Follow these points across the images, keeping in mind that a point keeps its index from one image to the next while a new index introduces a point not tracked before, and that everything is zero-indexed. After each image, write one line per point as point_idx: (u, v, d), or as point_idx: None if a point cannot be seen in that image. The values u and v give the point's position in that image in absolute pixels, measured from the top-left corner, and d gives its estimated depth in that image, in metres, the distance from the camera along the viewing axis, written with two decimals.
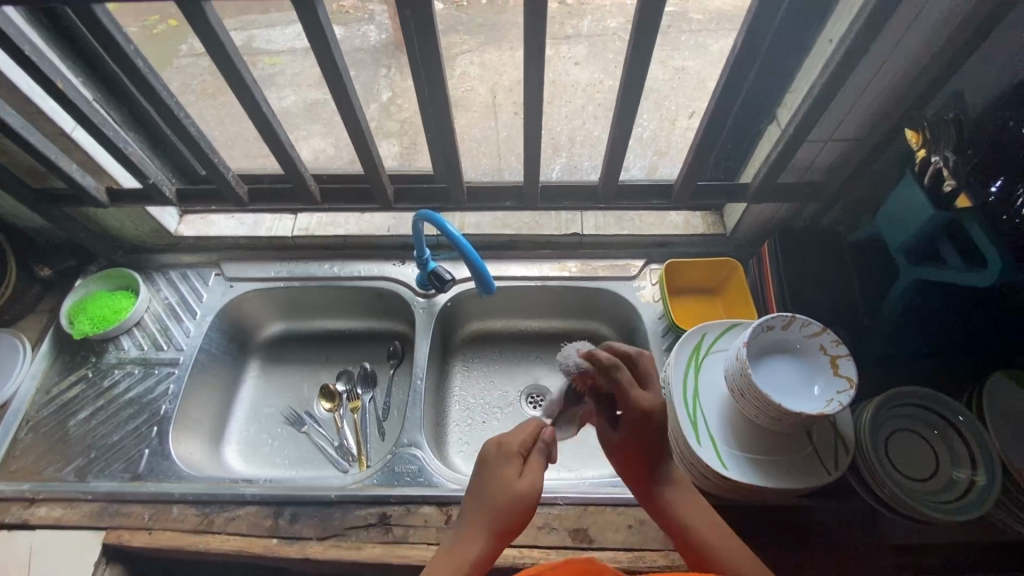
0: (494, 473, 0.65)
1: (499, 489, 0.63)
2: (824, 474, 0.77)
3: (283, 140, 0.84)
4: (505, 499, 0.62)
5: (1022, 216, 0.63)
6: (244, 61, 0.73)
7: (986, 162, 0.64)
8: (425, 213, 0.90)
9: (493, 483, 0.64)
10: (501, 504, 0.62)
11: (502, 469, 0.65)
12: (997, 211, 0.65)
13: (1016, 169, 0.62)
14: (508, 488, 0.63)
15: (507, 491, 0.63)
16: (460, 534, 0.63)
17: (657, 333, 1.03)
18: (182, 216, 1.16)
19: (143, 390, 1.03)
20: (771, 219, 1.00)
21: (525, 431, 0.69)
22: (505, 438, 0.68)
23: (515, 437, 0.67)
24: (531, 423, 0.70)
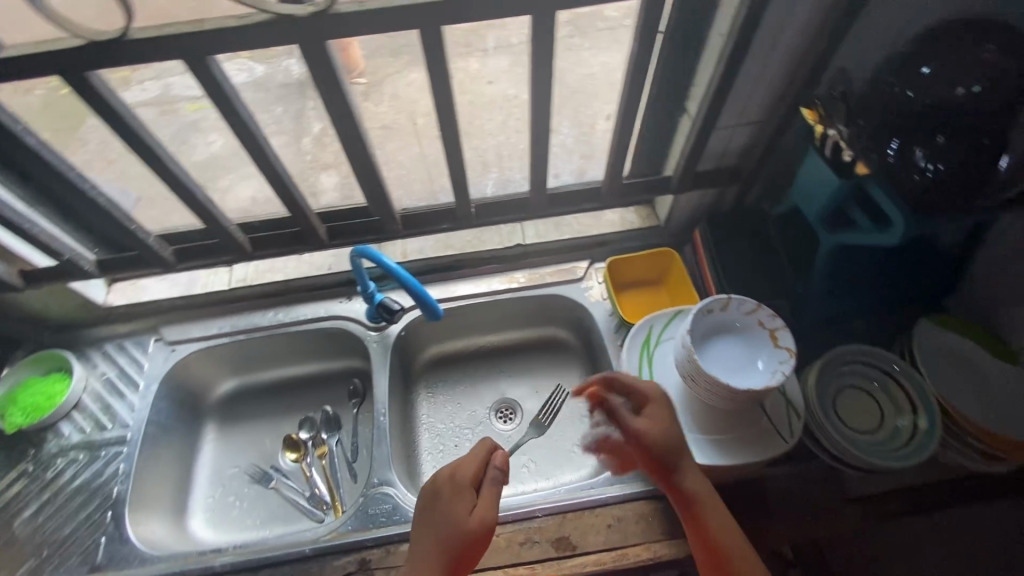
0: (446, 503, 0.69)
1: (451, 518, 0.67)
2: (781, 443, 0.80)
3: (200, 197, 0.81)
4: (456, 531, 0.66)
5: (921, 170, 0.66)
6: (142, 123, 0.71)
7: (879, 127, 0.69)
8: (360, 249, 0.89)
9: (447, 516, 0.68)
10: (453, 532, 0.66)
11: (453, 500, 0.69)
12: (896, 170, 0.69)
13: (906, 130, 0.67)
14: (460, 521, 0.67)
15: (459, 524, 0.67)
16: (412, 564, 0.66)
17: (610, 329, 1.05)
18: (110, 285, 1.11)
19: (91, 475, 0.98)
20: (700, 205, 1.04)
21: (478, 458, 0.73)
22: (459, 468, 0.72)
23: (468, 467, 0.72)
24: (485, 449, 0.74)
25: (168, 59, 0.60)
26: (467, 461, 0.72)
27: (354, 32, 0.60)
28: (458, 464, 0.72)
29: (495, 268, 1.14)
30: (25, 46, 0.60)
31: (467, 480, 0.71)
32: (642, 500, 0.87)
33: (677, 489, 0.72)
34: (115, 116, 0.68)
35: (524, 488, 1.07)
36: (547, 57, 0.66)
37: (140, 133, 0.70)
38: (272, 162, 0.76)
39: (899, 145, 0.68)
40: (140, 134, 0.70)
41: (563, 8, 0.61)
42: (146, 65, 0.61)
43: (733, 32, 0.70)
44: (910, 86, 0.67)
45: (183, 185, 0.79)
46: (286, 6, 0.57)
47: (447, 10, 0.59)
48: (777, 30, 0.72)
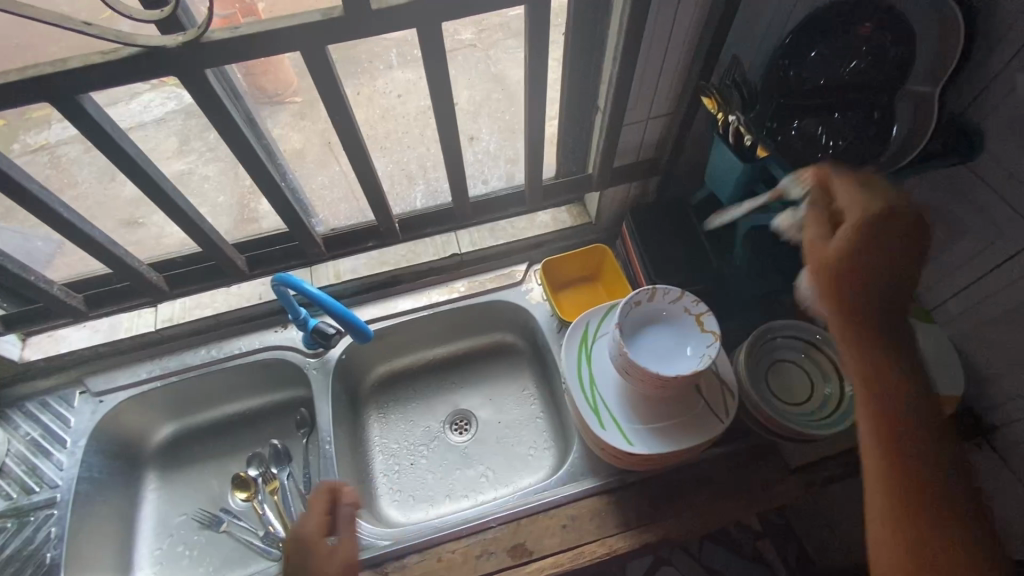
0: (312, 559, 0.70)
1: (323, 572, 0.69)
2: (719, 424, 0.81)
3: (101, 240, 0.78)
4: None
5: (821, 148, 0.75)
6: (23, 170, 0.67)
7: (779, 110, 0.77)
8: (282, 278, 0.88)
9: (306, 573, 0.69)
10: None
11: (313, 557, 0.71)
12: None
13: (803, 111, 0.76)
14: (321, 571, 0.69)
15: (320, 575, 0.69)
16: None
17: (552, 330, 1.06)
18: (26, 339, 1.04)
19: (20, 543, 0.91)
20: (627, 198, 1.05)
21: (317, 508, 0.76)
22: (301, 529, 0.73)
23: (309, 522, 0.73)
24: (321, 492, 0.78)
25: (36, 102, 0.57)
26: (305, 521, 0.74)
27: (232, 57, 0.58)
28: (301, 522, 0.74)
29: (433, 280, 1.12)
30: None
31: (315, 534, 0.73)
32: (595, 495, 0.88)
33: (857, 346, 0.54)
34: None
35: (484, 498, 1.06)
36: (442, 67, 0.66)
37: (21, 180, 0.66)
38: (173, 197, 0.73)
39: (800, 124, 0.77)
40: (21, 181, 0.66)
41: (447, 18, 0.61)
42: (10, 109, 0.57)
43: (625, 29, 0.71)
44: (801, 73, 0.74)
45: (80, 228, 0.75)
46: (155, 38, 0.55)
47: (328, 29, 0.58)
48: (668, 25, 0.73)
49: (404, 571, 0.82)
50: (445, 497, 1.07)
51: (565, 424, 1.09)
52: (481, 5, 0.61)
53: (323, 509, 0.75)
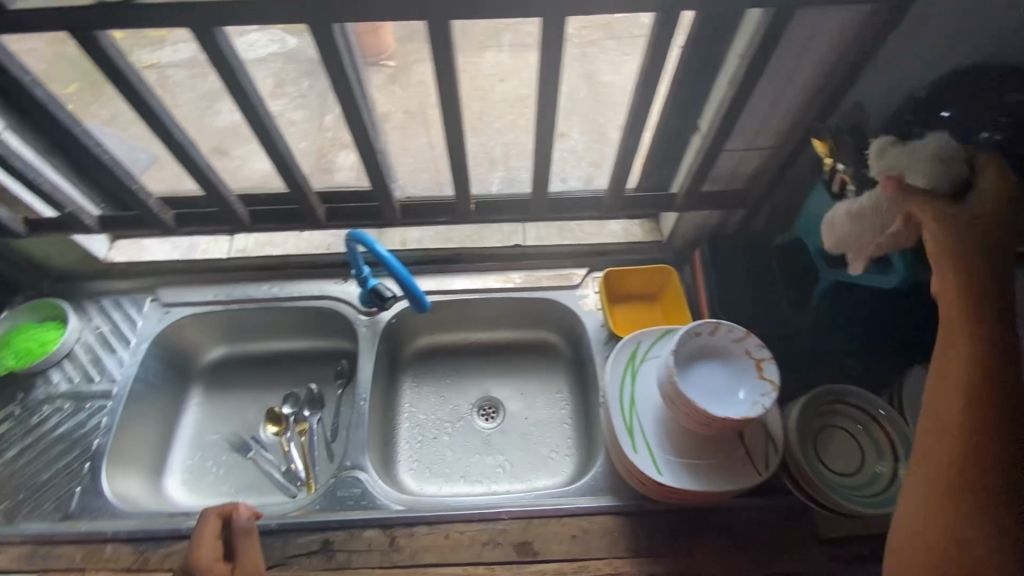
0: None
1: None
2: (755, 475, 0.79)
3: (202, 165, 0.82)
4: None
5: None
6: (151, 87, 0.71)
7: None
8: (356, 234, 0.91)
9: None
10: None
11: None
12: None
13: None
14: None
15: None
16: None
17: (600, 341, 1.04)
18: (113, 242, 1.12)
19: (73, 426, 0.97)
20: (705, 225, 1.02)
21: (209, 547, 0.76)
22: (197, 560, 0.74)
23: (205, 554, 0.75)
24: (207, 529, 0.77)
25: (177, 26, 0.60)
26: (202, 551, 0.75)
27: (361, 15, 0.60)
28: (197, 554, 0.75)
29: (492, 266, 1.13)
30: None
31: (213, 562, 0.74)
32: (611, 514, 0.87)
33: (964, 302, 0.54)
34: (122, 76, 0.68)
35: (497, 488, 1.07)
36: (556, 57, 0.66)
37: (145, 94, 0.71)
38: (274, 137, 0.76)
39: None
40: (146, 96, 0.71)
41: (575, 12, 0.60)
42: (156, 29, 0.61)
43: (751, 52, 0.68)
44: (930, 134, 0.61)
45: (186, 148, 0.79)
46: None
47: (457, 4, 0.58)
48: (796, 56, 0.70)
49: (411, 538, 0.84)
50: (460, 478, 1.08)
51: (591, 436, 1.08)
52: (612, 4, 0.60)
53: (213, 533, 0.77)
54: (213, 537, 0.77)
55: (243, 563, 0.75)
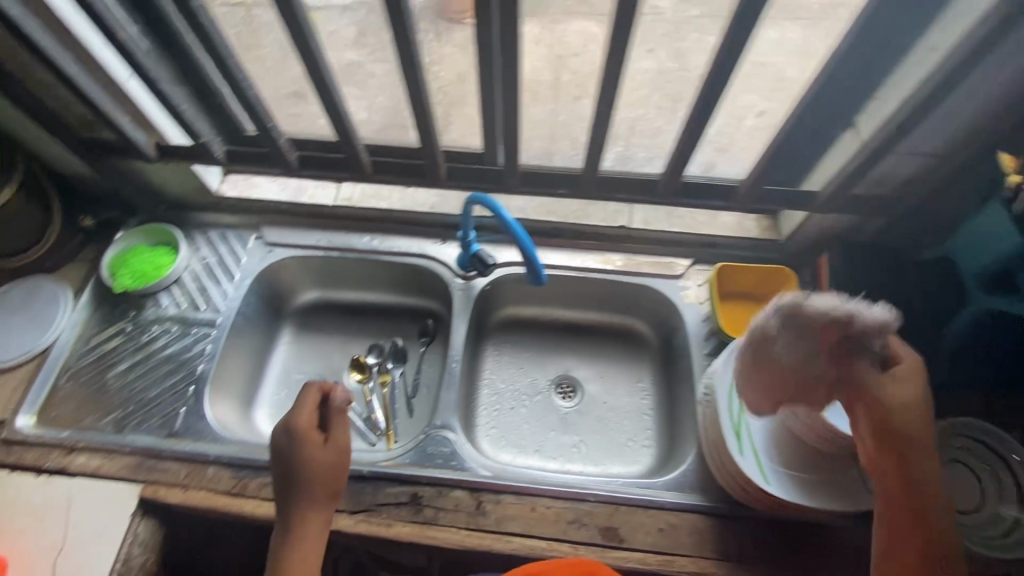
0: (308, 455, 0.75)
1: (323, 465, 0.75)
2: (867, 498, 0.77)
3: (342, 107, 0.81)
4: (317, 478, 0.74)
5: None
6: (312, 22, 0.70)
7: None
8: (476, 197, 0.88)
9: (306, 467, 0.74)
10: (327, 485, 0.75)
11: (309, 449, 0.75)
12: None
13: None
14: (315, 469, 0.74)
15: (316, 472, 0.74)
16: (296, 517, 0.74)
17: (699, 336, 1.01)
18: (224, 176, 1.14)
19: (180, 348, 1.01)
20: (831, 230, 0.96)
21: (307, 412, 0.77)
22: (296, 423, 0.76)
23: (304, 420, 0.76)
24: (307, 396, 0.79)
25: None
26: (301, 416, 0.77)
27: None
28: (294, 416, 0.76)
29: (593, 245, 1.09)
30: None
31: (310, 428, 0.76)
32: (700, 513, 0.85)
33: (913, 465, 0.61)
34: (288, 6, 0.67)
35: (571, 467, 1.07)
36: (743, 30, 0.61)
37: (305, 28, 0.70)
38: (420, 87, 0.74)
39: None
40: (306, 30, 0.70)
41: None
42: None
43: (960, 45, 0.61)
44: None
45: (328, 89, 0.78)
46: None
47: None
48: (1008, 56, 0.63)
49: (498, 505, 0.85)
50: (534, 451, 1.08)
51: (673, 430, 1.06)
52: None
53: (313, 406, 0.78)
54: (312, 410, 0.78)
55: (336, 442, 0.76)
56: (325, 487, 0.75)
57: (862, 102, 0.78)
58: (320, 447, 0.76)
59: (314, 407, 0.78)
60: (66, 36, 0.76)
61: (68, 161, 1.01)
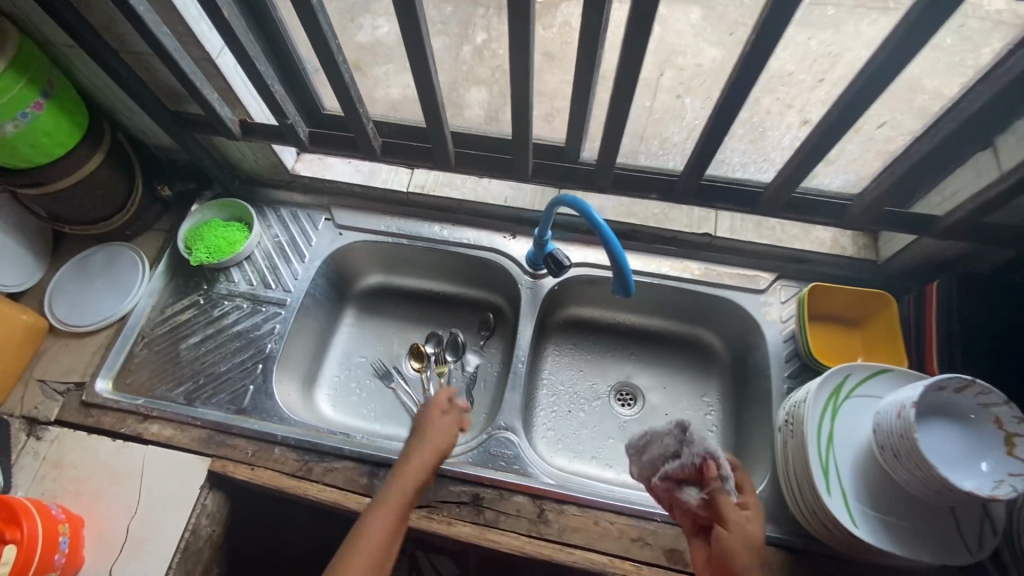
0: (432, 420, 0.85)
1: (437, 437, 0.83)
2: (966, 554, 0.71)
3: (436, 99, 0.77)
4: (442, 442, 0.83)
5: None
6: (422, 9, 0.66)
7: None
8: (567, 198, 0.84)
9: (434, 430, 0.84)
10: (434, 443, 0.82)
11: (432, 420, 0.85)
12: None
13: None
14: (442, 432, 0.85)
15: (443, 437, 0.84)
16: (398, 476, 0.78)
17: (780, 356, 0.96)
18: (299, 155, 1.13)
19: (250, 325, 1.02)
20: (947, 254, 0.88)
21: (439, 397, 0.88)
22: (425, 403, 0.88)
23: (438, 399, 0.88)
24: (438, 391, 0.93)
25: None
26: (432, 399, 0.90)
27: None
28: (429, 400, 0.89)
29: (671, 251, 1.04)
30: None
31: (437, 404, 0.88)
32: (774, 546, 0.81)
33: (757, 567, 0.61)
34: None
35: (627, 478, 1.02)
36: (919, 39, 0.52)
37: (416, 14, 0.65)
38: (526, 81, 0.70)
39: None
40: (416, 13, 0.65)
41: None
42: None
43: None
44: None
45: (424, 76, 0.74)
46: None
47: None
48: None
49: (561, 515, 0.83)
50: (590, 457, 1.05)
51: (740, 452, 0.98)
52: None
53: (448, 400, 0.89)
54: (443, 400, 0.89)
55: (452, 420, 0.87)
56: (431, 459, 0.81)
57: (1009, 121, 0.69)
58: (445, 425, 0.85)
59: (446, 398, 0.89)
60: (169, 10, 0.75)
61: (153, 129, 1.02)
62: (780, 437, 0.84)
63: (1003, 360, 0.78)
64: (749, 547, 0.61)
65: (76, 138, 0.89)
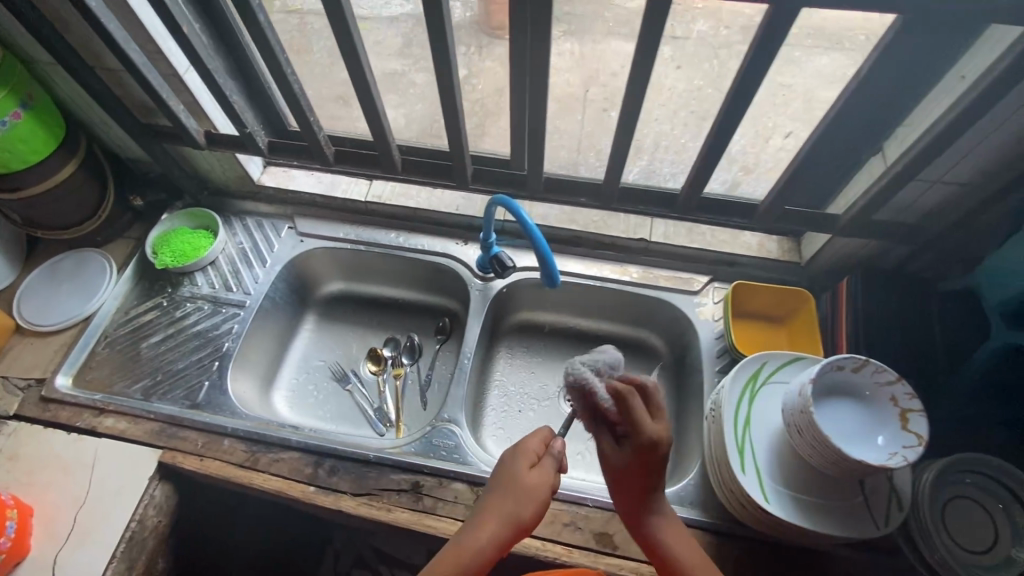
0: (511, 471, 0.68)
1: (524, 504, 0.66)
2: (873, 529, 0.74)
3: (378, 109, 0.85)
4: (527, 509, 0.66)
5: None
6: (357, 26, 0.74)
7: None
8: (500, 199, 0.89)
9: (514, 490, 0.66)
10: (509, 513, 0.65)
11: (519, 467, 0.68)
12: None
13: None
14: (524, 493, 0.66)
15: (527, 499, 0.66)
16: (468, 532, 0.66)
17: (712, 352, 1.01)
18: (266, 167, 1.20)
19: (210, 325, 1.07)
20: (856, 254, 0.95)
21: (535, 439, 0.71)
22: (523, 440, 0.71)
23: (530, 447, 0.70)
24: (541, 429, 0.73)
25: None
26: (528, 437, 0.72)
27: None
28: (523, 438, 0.71)
29: (611, 255, 1.11)
30: None
31: (532, 451, 0.70)
32: (699, 529, 0.84)
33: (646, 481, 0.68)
34: (337, 8, 0.70)
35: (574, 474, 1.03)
36: (771, 49, 0.61)
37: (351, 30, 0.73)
38: (453, 91, 0.78)
39: None
40: (352, 34, 0.73)
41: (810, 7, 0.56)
42: None
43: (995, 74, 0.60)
44: None
45: (365, 88, 0.82)
46: None
47: None
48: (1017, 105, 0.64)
49: None
50: None
51: (675, 444, 1.02)
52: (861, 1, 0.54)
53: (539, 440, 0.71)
54: (541, 440, 0.71)
55: (539, 485, 0.67)
56: (506, 530, 0.65)
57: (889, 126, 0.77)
58: (542, 484, 0.67)
59: (540, 443, 0.71)
60: (138, 30, 0.82)
61: (127, 142, 1.09)
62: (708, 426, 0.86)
63: (906, 347, 0.84)
64: (622, 474, 0.67)
65: (50, 146, 0.95)
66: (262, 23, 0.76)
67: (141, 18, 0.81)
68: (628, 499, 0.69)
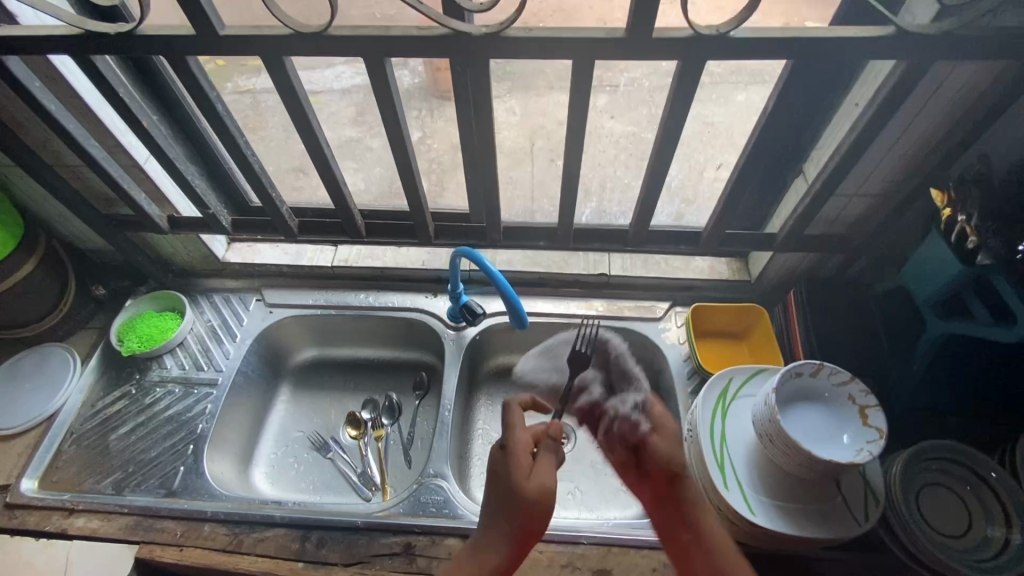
0: (509, 473, 0.69)
1: (528, 496, 0.67)
2: (854, 526, 0.76)
3: (338, 180, 0.89)
4: (528, 502, 0.67)
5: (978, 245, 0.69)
6: (312, 107, 0.78)
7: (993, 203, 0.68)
8: (463, 250, 0.94)
9: (509, 486, 0.68)
10: (513, 518, 0.67)
11: (516, 468, 0.69)
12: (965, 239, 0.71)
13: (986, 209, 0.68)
14: (523, 487, 0.68)
15: (524, 490, 0.68)
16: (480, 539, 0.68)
17: (682, 375, 1.05)
18: (230, 244, 1.21)
19: (182, 408, 1.05)
20: (797, 268, 1.02)
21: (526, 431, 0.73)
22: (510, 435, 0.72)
23: (517, 442, 0.71)
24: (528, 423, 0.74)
25: (356, 55, 0.65)
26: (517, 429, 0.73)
27: (521, 53, 0.63)
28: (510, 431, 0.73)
29: (576, 293, 1.16)
30: (243, 26, 0.65)
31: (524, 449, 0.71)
32: None
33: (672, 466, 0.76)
34: (293, 95, 0.74)
35: (565, 515, 1.01)
36: (686, 98, 0.68)
37: (307, 112, 0.77)
38: (408, 158, 0.83)
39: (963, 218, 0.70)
40: (308, 116, 0.77)
41: (719, 58, 0.63)
42: (330, 57, 0.66)
43: (877, 101, 0.68)
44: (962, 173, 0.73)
45: (323, 162, 0.85)
46: (464, 24, 0.61)
47: (606, 47, 0.61)
48: (908, 124, 0.73)
49: None
50: None
51: None
52: (760, 52, 0.62)
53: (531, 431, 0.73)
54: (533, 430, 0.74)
55: (541, 472, 0.70)
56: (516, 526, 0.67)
57: (806, 152, 0.85)
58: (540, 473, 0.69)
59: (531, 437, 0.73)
60: (97, 127, 0.85)
61: (86, 233, 1.10)
62: (687, 448, 0.88)
63: (856, 348, 0.90)
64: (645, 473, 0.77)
65: (10, 247, 0.94)
66: (219, 111, 0.79)
67: (102, 117, 0.84)
68: (657, 509, 0.75)
